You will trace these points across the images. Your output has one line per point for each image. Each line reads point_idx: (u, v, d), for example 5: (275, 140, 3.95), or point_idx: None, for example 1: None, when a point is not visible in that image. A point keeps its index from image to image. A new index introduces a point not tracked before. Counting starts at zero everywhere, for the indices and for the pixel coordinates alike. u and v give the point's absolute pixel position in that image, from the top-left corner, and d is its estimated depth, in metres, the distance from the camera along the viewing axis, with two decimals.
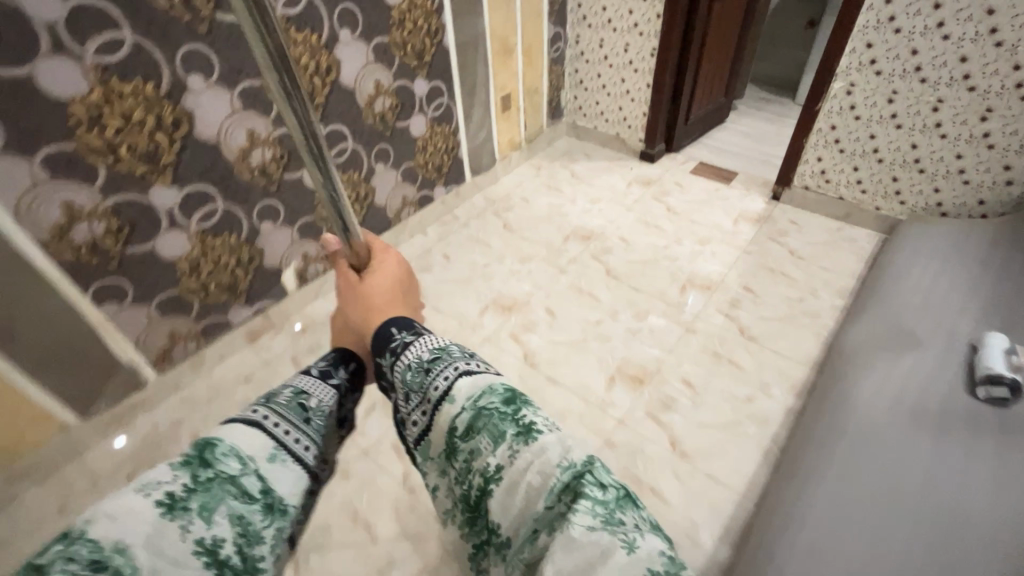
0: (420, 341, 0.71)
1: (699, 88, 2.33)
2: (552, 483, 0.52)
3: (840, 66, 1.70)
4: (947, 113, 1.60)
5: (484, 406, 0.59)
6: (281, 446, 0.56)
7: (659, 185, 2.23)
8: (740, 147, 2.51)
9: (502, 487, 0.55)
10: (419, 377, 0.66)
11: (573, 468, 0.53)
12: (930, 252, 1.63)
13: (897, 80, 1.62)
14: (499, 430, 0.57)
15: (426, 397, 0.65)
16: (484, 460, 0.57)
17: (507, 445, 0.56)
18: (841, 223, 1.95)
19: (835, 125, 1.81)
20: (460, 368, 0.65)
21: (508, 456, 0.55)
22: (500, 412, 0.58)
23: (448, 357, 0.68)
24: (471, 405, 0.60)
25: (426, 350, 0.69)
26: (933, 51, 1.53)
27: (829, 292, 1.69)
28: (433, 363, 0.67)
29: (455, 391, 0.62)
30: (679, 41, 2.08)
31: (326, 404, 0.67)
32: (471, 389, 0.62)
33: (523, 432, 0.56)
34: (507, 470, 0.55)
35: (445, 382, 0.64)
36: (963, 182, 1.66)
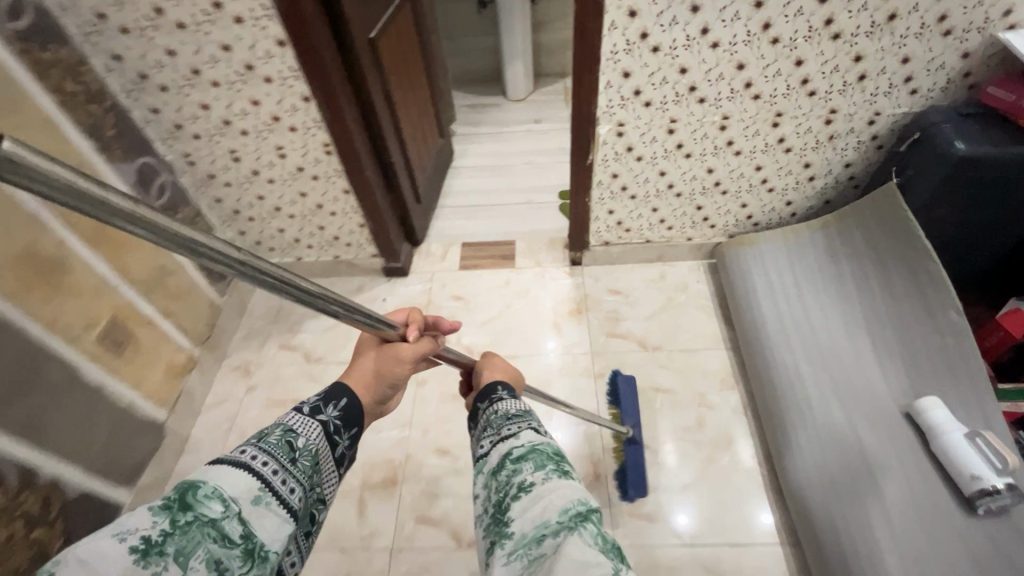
0: (509, 401, 0.83)
1: (410, 154, 1.62)
2: (569, 509, 0.61)
3: (599, 105, 1.19)
4: (736, 129, 1.24)
5: (537, 448, 0.72)
6: (266, 487, 0.54)
7: (434, 310, 1.55)
8: (489, 190, 1.95)
9: (529, 496, 0.65)
10: (501, 420, 0.79)
11: (592, 511, 0.62)
12: (784, 286, 1.35)
13: (672, 106, 1.19)
14: (542, 462, 0.69)
15: (497, 433, 0.77)
16: (524, 476, 0.68)
17: (545, 473, 0.67)
18: (659, 266, 1.59)
19: (616, 172, 1.35)
20: (531, 428, 0.76)
21: (542, 477, 0.67)
22: (551, 459, 0.70)
23: (525, 419, 0.79)
24: (529, 445, 0.72)
25: (512, 406, 0.81)
26: (706, 64, 1.11)
27: (710, 385, 1.32)
28: (517, 416, 0.79)
29: (520, 436, 0.74)
30: (359, 123, 1.30)
31: (316, 442, 0.62)
32: (535, 441, 0.74)
33: (561, 471, 0.68)
34: (538, 487, 0.66)
35: (514, 418, 0.79)
36: (768, 191, 1.38)
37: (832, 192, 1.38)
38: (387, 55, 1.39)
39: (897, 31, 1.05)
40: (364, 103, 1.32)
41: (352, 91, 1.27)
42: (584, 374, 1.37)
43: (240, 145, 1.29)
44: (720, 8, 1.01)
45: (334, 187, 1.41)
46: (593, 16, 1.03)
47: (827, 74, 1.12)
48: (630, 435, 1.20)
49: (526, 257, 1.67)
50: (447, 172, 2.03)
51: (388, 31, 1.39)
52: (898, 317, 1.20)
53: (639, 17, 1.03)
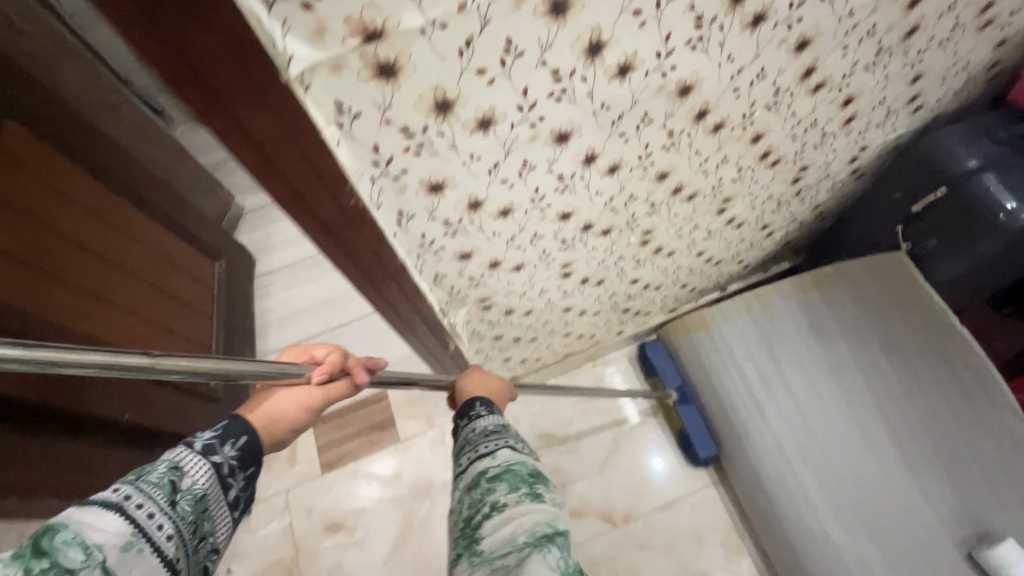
0: (486, 414, 0.56)
1: (165, 354, 0.99)
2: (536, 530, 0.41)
3: (437, 299, 0.64)
4: (665, 236, 0.75)
5: (514, 467, 0.48)
6: (143, 534, 0.34)
7: (309, 562, 1.05)
8: (324, 304, 1.36)
9: (493, 520, 0.44)
10: (471, 437, 0.54)
11: (560, 536, 0.42)
12: (771, 390, 0.96)
13: (560, 254, 0.66)
14: (515, 481, 0.47)
15: (471, 450, 0.52)
16: (493, 496, 0.46)
17: (519, 495, 0.45)
18: (591, 371, 1.15)
19: (500, 334, 0.83)
20: (510, 443, 0.51)
21: (512, 494, 0.45)
22: (527, 480, 0.47)
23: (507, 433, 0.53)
24: (505, 462, 0.49)
25: (492, 420, 0.54)
26: (603, 196, 0.58)
27: (710, 555, 0.98)
28: (494, 428, 0.54)
29: (495, 452, 0.50)
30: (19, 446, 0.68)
31: (209, 484, 0.40)
32: (512, 459, 0.49)
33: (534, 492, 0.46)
34: (508, 510, 0.44)
35: (488, 421, 0.54)
36: (715, 264, 0.94)
37: (793, 235, 0.97)
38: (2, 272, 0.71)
39: (913, 48, 0.57)
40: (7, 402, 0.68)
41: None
42: None
43: None
44: (611, 122, 0.47)
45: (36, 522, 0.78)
46: (355, 226, 0.44)
47: (800, 136, 0.64)
48: (677, 395, 1.06)
49: (410, 416, 1.17)
50: (251, 291, 1.37)
51: None
52: (928, 415, 0.89)
53: (453, 187, 0.47)
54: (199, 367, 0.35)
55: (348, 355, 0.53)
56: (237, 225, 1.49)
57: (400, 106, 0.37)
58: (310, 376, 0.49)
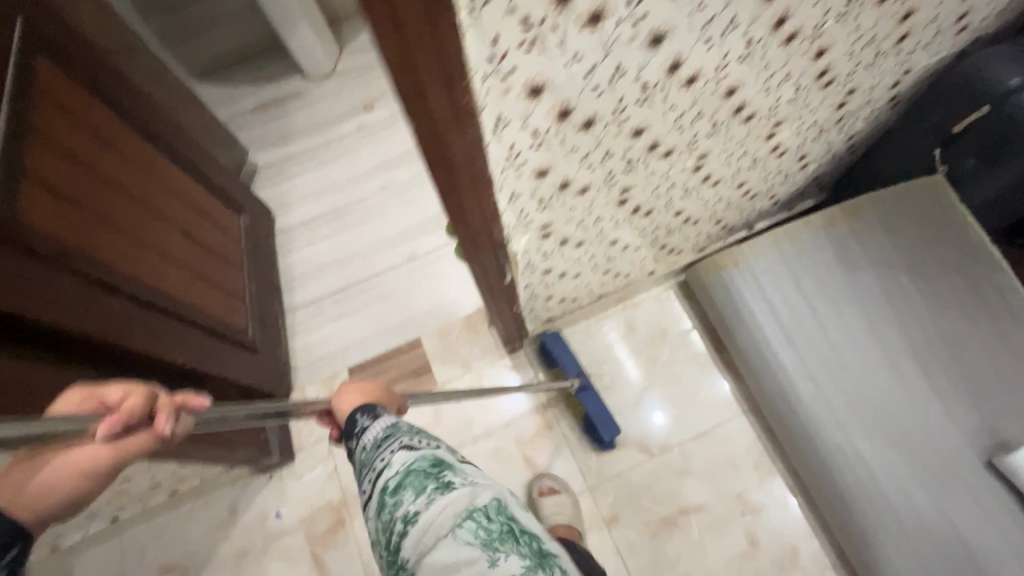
0: (372, 424, 0.55)
1: (204, 303, 0.98)
2: (461, 520, 0.47)
3: (506, 222, 0.65)
4: (716, 162, 0.76)
5: (413, 467, 0.50)
6: None
7: (356, 502, 1.08)
8: (347, 258, 1.35)
9: (416, 530, 0.47)
10: (366, 454, 0.53)
11: (480, 512, 0.48)
12: (801, 322, 1.00)
13: (623, 176, 0.68)
14: (422, 485, 0.49)
15: (371, 466, 0.52)
16: (406, 509, 0.48)
17: (427, 494, 0.48)
18: (621, 312, 1.18)
19: (549, 268, 0.84)
20: (405, 443, 0.52)
21: (426, 497, 0.48)
22: (433, 476, 0.50)
23: (399, 436, 0.54)
24: (401, 466, 0.50)
25: (377, 426, 0.55)
26: (675, 111, 0.59)
27: (745, 477, 1.03)
28: (384, 437, 0.53)
29: (392, 461, 0.51)
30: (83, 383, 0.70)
31: None
32: (411, 463, 0.51)
33: (445, 484, 0.49)
34: (423, 517, 0.47)
35: (377, 437, 0.54)
36: (749, 198, 0.96)
37: (823, 169, 0.99)
38: (51, 211, 0.70)
39: None
40: (68, 340, 0.69)
41: (27, 353, 0.65)
42: (594, 519, 1.02)
43: None
44: (703, 24, 0.48)
45: None
46: (461, 129, 0.45)
47: (857, 53, 0.65)
48: (578, 384, 1.06)
49: (446, 362, 1.19)
50: (274, 247, 1.37)
51: (23, 162, 0.67)
52: (951, 334, 0.94)
53: (551, 90, 0.47)
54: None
55: (155, 396, 0.42)
56: (252, 182, 1.47)
57: None
58: (92, 430, 0.38)
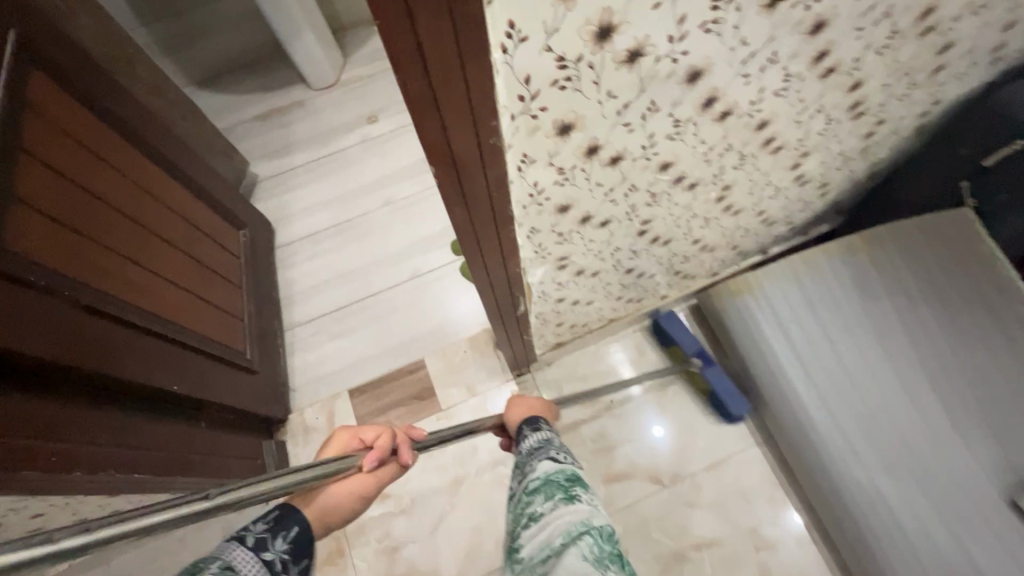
0: (532, 434, 0.62)
1: (202, 324, 0.94)
2: (570, 529, 0.48)
3: (523, 257, 0.62)
4: (739, 192, 0.73)
5: (551, 477, 0.54)
6: None
7: (355, 531, 1.04)
8: (349, 274, 1.32)
9: (537, 525, 0.51)
10: (521, 459, 0.60)
11: (594, 531, 0.48)
12: (818, 351, 0.97)
13: (646, 208, 0.65)
14: (551, 491, 0.52)
15: (523, 469, 0.58)
16: (534, 507, 0.53)
17: (555, 502, 0.51)
18: (630, 336, 1.15)
19: (562, 297, 0.81)
20: (551, 455, 0.57)
21: (551, 502, 0.51)
22: (564, 486, 0.53)
23: (550, 446, 0.59)
24: (542, 474, 0.54)
25: (535, 436, 0.61)
26: (705, 145, 0.56)
27: (759, 511, 1.00)
28: (535, 446, 0.59)
29: (538, 465, 0.56)
30: (74, 416, 0.66)
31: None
32: (551, 470, 0.55)
33: (569, 495, 0.51)
34: (545, 517, 0.51)
35: (531, 442, 0.61)
36: (768, 224, 0.93)
37: (842, 196, 0.96)
38: (42, 234, 0.66)
39: None
40: (57, 371, 0.65)
41: (13, 389, 0.60)
42: None
43: None
44: (742, 60, 0.45)
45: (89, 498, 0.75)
46: (483, 169, 0.42)
47: (891, 85, 0.63)
48: (701, 360, 1.05)
49: (451, 384, 1.16)
50: (274, 262, 1.33)
51: (13, 182, 0.64)
52: (972, 367, 0.91)
53: (580, 128, 0.44)
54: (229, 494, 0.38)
55: (394, 434, 0.60)
56: (252, 193, 1.43)
57: (566, 30, 0.34)
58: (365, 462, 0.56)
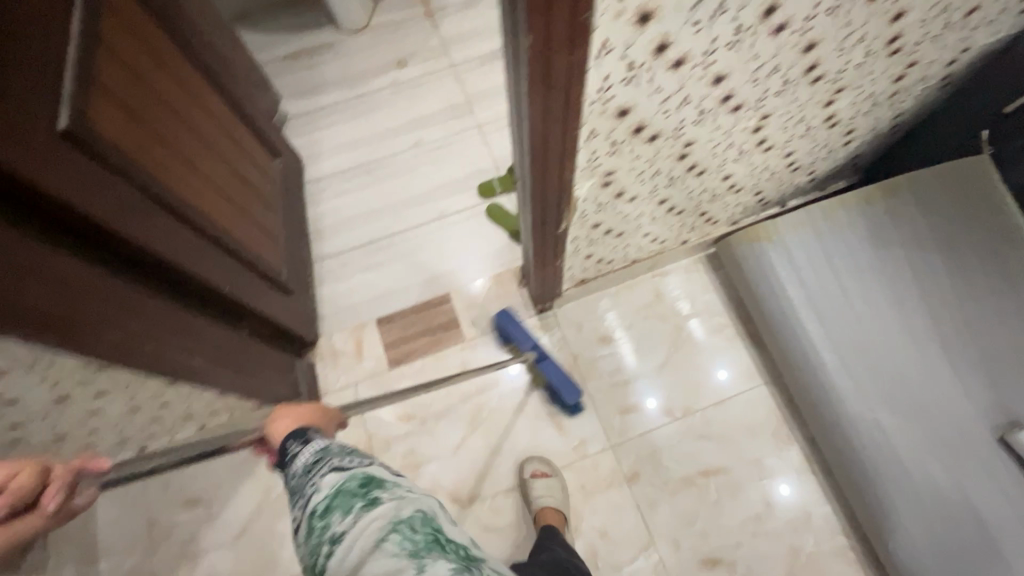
0: (308, 450, 0.55)
1: (246, 239, 0.98)
2: (387, 529, 0.47)
3: (577, 164, 0.66)
4: (775, 124, 0.78)
5: (342, 488, 0.50)
6: None
7: (381, 448, 1.09)
8: (376, 212, 1.35)
9: (345, 549, 0.46)
10: (296, 484, 0.53)
11: (404, 522, 0.48)
12: (829, 296, 1.03)
13: (691, 128, 0.69)
14: (348, 506, 0.49)
15: (305, 495, 0.51)
16: (333, 529, 0.48)
17: (352, 514, 0.48)
18: (648, 281, 1.20)
19: (599, 222, 0.86)
20: (334, 466, 0.52)
21: (353, 519, 0.48)
22: (359, 495, 0.50)
23: (327, 459, 0.54)
24: (330, 489, 0.50)
25: (309, 451, 0.55)
26: (757, 61, 0.60)
27: (764, 445, 1.06)
28: (313, 466, 0.53)
29: (321, 483, 0.51)
30: (143, 295, 0.70)
31: None
32: (339, 484, 0.51)
33: (370, 503, 0.49)
34: (348, 537, 0.47)
35: (307, 461, 0.54)
36: (793, 170, 0.97)
37: (864, 148, 1.01)
38: (119, 123, 0.70)
39: None
40: (130, 252, 0.69)
41: (97, 261, 0.64)
42: (616, 477, 1.05)
43: None
44: None
45: (147, 385, 0.80)
46: (570, 48, 0.46)
47: (928, 21, 0.67)
48: (536, 354, 1.09)
49: (474, 318, 1.21)
50: (304, 197, 1.36)
51: (96, 69, 0.67)
52: (975, 314, 0.97)
53: (657, 20, 0.48)
54: None
55: (44, 472, 0.50)
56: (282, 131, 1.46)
57: None
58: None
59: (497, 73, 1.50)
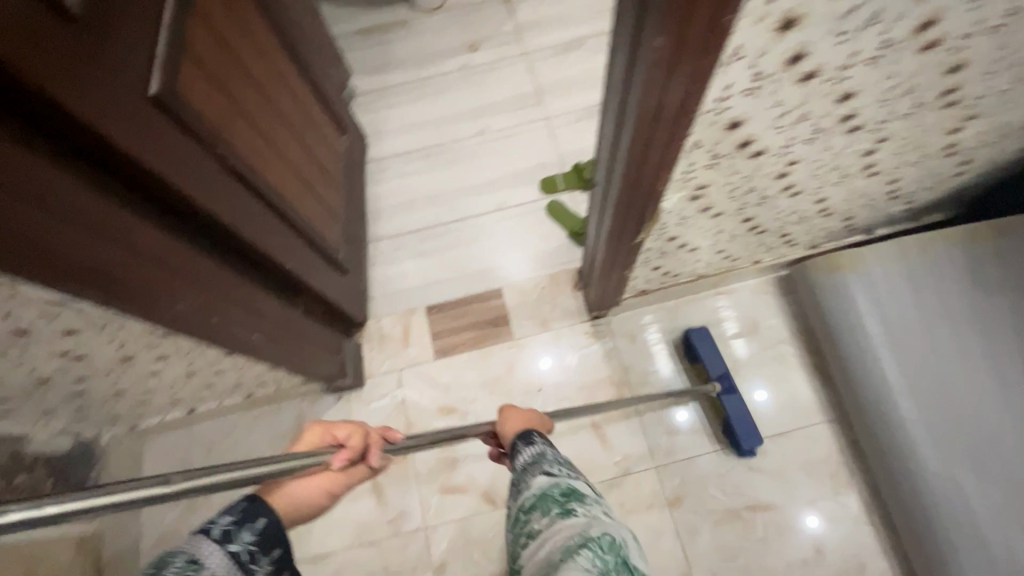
0: (529, 451, 0.60)
1: (310, 215, 0.98)
2: (572, 537, 0.47)
3: (674, 174, 0.61)
4: (889, 149, 0.70)
5: (546, 491, 0.53)
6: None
7: None
8: (434, 197, 1.33)
9: (538, 544, 0.49)
10: (515, 480, 0.58)
11: (595, 539, 0.47)
12: (913, 339, 0.95)
13: (801, 146, 0.63)
14: (547, 507, 0.51)
15: (518, 488, 0.57)
16: (531, 525, 0.51)
17: (550, 516, 0.50)
18: (711, 298, 1.14)
19: (676, 235, 0.81)
20: (546, 470, 0.56)
21: (548, 519, 0.50)
22: (558, 500, 0.52)
23: (542, 461, 0.58)
24: (538, 489, 0.54)
25: (529, 452, 0.59)
26: (893, 80, 0.54)
27: (820, 485, 1.00)
28: (529, 465, 0.58)
29: (533, 481, 0.55)
30: (216, 267, 0.70)
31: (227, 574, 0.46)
32: (546, 486, 0.54)
33: (565, 510, 0.50)
34: (542, 534, 0.50)
35: (524, 459, 0.59)
36: (891, 198, 0.89)
37: (974, 182, 0.92)
38: (204, 91, 0.69)
39: None
40: (203, 222, 0.68)
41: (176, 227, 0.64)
42: (658, 498, 1.01)
43: None
44: None
45: (206, 354, 0.81)
46: (703, 53, 0.42)
47: None
48: (722, 385, 1.02)
49: (525, 317, 1.18)
50: (365, 175, 1.36)
51: (187, 35, 0.66)
52: None
53: (801, 28, 0.43)
54: (225, 478, 0.43)
55: (367, 435, 0.59)
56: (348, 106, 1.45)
57: None
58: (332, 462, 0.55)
59: (571, 65, 1.45)
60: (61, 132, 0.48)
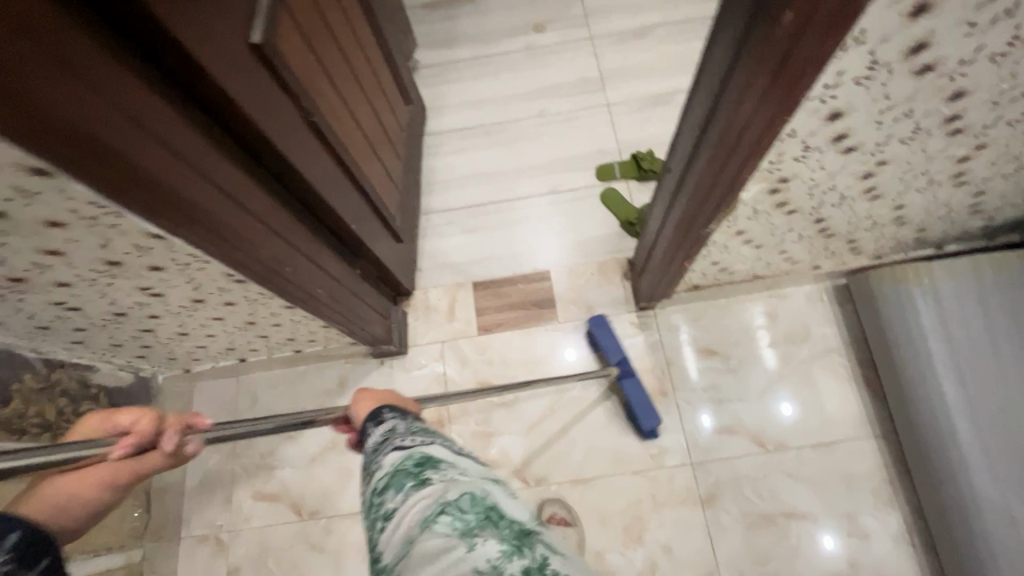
0: (380, 431, 0.56)
1: (374, 181, 0.99)
2: (432, 508, 0.44)
3: (760, 164, 0.60)
4: (985, 158, 0.67)
5: (399, 466, 0.49)
6: None
7: (458, 409, 1.10)
8: (488, 175, 1.33)
9: (395, 526, 0.45)
10: (368, 463, 0.53)
11: (453, 503, 0.44)
12: (976, 361, 0.91)
13: (895, 146, 0.61)
14: (401, 483, 0.47)
15: (372, 472, 0.52)
16: (387, 506, 0.47)
17: (404, 491, 0.47)
18: (763, 300, 1.12)
19: (743, 230, 0.79)
20: (398, 444, 0.52)
21: (403, 497, 0.46)
22: (413, 472, 0.48)
23: (393, 437, 0.54)
24: (389, 466, 0.50)
25: (379, 432, 0.56)
26: (1010, 82, 0.51)
27: (859, 500, 0.98)
28: (379, 446, 0.54)
29: (385, 460, 0.51)
30: (291, 220, 0.72)
31: None
32: (398, 461, 0.50)
33: (421, 480, 0.47)
34: (396, 513, 0.46)
35: (377, 440, 0.55)
36: (972, 212, 0.86)
37: None
38: (295, 46, 0.70)
39: None
40: (284, 175, 0.70)
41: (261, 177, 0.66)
42: (690, 494, 1.00)
43: (66, 298, 0.67)
44: None
45: (269, 304, 0.83)
46: (823, 32, 0.41)
47: None
48: (620, 370, 1.04)
49: (570, 301, 1.18)
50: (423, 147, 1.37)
51: None
52: None
53: (930, 15, 0.41)
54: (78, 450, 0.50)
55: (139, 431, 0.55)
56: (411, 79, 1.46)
57: None
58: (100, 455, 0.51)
59: (638, 52, 1.42)
60: (180, 74, 0.51)
